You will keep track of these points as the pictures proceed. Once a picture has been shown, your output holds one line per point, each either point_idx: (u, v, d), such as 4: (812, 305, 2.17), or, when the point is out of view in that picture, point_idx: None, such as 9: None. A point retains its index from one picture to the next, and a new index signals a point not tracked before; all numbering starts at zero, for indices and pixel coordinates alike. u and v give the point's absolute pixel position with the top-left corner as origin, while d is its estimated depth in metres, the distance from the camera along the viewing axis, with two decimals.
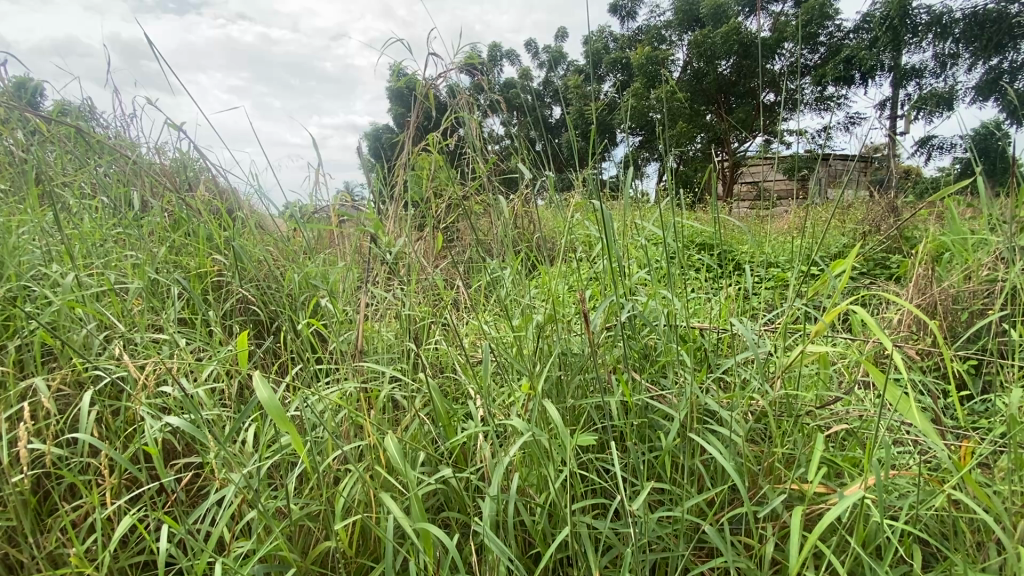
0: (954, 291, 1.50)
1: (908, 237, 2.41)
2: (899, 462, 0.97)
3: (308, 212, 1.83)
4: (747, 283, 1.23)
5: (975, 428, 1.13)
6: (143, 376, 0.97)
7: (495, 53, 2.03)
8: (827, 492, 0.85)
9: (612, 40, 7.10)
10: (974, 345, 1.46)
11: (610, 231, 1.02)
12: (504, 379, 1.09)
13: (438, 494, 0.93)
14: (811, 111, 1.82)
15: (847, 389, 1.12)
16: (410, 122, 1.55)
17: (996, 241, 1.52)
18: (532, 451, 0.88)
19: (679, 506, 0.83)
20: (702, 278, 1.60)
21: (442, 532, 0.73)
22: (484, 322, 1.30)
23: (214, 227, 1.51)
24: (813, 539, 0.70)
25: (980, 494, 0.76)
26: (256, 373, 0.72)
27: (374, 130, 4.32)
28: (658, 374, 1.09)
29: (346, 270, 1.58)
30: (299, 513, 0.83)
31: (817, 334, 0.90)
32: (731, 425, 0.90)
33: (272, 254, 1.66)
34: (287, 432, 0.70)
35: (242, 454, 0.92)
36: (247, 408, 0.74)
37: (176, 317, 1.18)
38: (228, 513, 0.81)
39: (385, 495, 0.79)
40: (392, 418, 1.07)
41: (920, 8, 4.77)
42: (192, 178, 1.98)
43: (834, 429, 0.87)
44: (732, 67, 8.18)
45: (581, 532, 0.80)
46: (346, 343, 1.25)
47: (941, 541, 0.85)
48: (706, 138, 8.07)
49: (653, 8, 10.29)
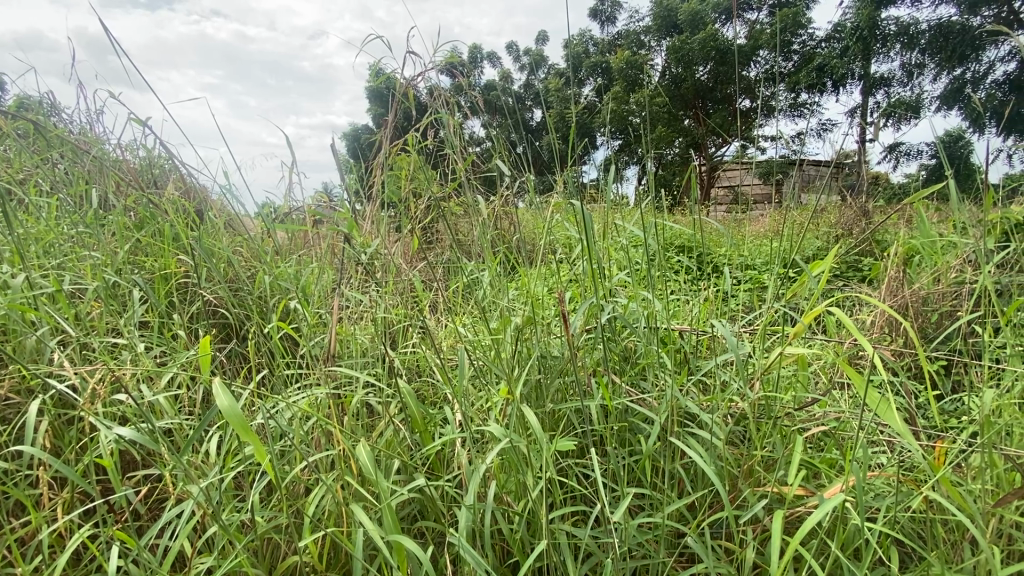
0: (924, 293, 1.53)
1: (880, 241, 2.46)
2: (874, 463, 0.98)
3: (282, 212, 1.78)
4: (726, 284, 1.23)
5: (946, 428, 1.15)
6: (96, 384, 0.91)
7: (476, 54, 2.00)
8: (807, 495, 0.85)
9: (591, 44, 7.23)
10: (945, 346, 1.49)
11: (589, 231, 1.01)
12: (481, 384, 1.06)
13: (414, 504, 0.90)
14: (786, 118, 1.84)
15: (826, 390, 1.12)
16: (387, 122, 1.51)
17: (965, 244, 1.56)
18: (511, 456, 0.85)
19: (661, 512, 0.82)
20: (683, 278, 1.60)
21: (416, 545, 0.70)
22: (462, 325, 1.27)
23: (179, 227, 1.45)
24: (794, 543, 0.69)
25: (955, 494, 0.77)
26: (215, 379, 0.67)
27: (354, 130, 4.31)
28: (639, 376, 1.07)
29: (320, 272, 1.53)
30: (266, 527, 0.79)
31: (796, 335, 0.90)
32: (711, 428, 0.89)
33: (242, 255, 1.61)
34: (249, 443, 0.66)
35: (203, 464, 0.87)
36: (210, 416, 0.70)
37: (137, 321, 1.13)
38: (186, 528, 0.76)
39: (356, 506, 0.75)
40: (366, 424, 1.04)
41: (887, 18, 4.95)
42: (160, 177, 1.91)
43: (813, 430, 0.87)
44: (709, 72, 8.32)
45: (561, 541, 0.78)
46: (319, 347, 1.21)
47: (918, 541, 0.86)
48: (686, 142, 8.16)
49: (632, 14, 10.32)
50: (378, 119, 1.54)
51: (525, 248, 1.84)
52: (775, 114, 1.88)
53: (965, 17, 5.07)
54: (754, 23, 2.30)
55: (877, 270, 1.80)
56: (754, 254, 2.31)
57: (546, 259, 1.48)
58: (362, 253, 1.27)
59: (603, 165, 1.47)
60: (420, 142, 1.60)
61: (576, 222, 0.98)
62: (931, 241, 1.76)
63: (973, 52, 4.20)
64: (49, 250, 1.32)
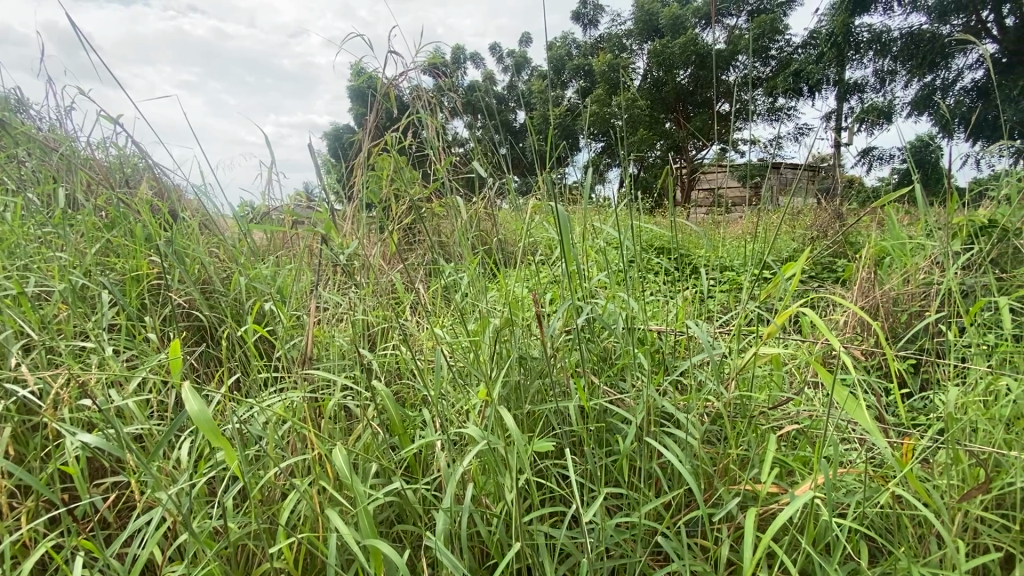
0: (894, 294, 1.58)
1: (853, 242, 2.53)
2: (845, 460, 1.00)
3: (260, 212, 1.75)
4: (703, 285, 1.25)
5: (914, 425, 1.18)
6: (62, 389, 0.88)
7: (458, 55, 2.00)
8: (780, 493, 0.87)
9: (574, 45, 7.27)
10: (914, 345, 1.53)
11: (568, 233, 1.01)
12: (461, 386, 1.06)
13: (391, 508, 0.89)
14: (764, 122, 1.87)
15: (800, 389, 1.15)
16: (368, 121, 1.50)
17: (933, 247, 1.60)
18: (489, 457, 0.85)
19: (638, 511, 0.83)
20: (662, 280, 1.61)
21: (392, 549, 0.69)
22: (442, 327, 1.26)
23: (152, 227, 1.41)
24: (766, 539, 0.71)
25: (921, 490, 0.79)
26: (185, 383, 0.66)
27: (335, 130, 4.27)
28: (617, 377, 1.08)
29: (298, 273, 1.50)
30: (239, 534, 0.78)
31: (770, 336, 0.93)
32: (686, 428, 0.90)
33: (218, 256, 1.57)
34: (220, 447, 0.64)
35: (173, 470, 0.85)
36: (180, 420, 0.68)
37: (106, 324, 1.10)
38: (156, 536, 0.74)
39: (332, 511, 0.75)
40: (343, 428, 1.03)
41: (861, 25, 5.09)
42: (133, 176, 1.86)
43: (786, 428, 0.89)
44: (690, 76, 8.43)
45: (539, 542, 0.79)
46: (295, 350, 1.20)
47: (886, 535, 0.88)
48: (667, 144, 8.25)
49: (615, 17, 10.41)
50: (359, 118, 1.53)
51: (507, 250, 1.84)
52: (753, 118, 1.92)
53: (935, 25, 5.25)
54: (733, 29, 2.34)
55: (850, 271, 1.84)
56: (732, 256, 2.35)
57: (526, 260, 1.48)
58: (341, 254, 1.26)
59: (584, 167, 1.47)
60: (401, 142, 1.59)
61: (555, 224, 0.98)
62: (900, 243, 1.81)
63: (942, 59, 4.33)
64: (14, 251, 1.28)
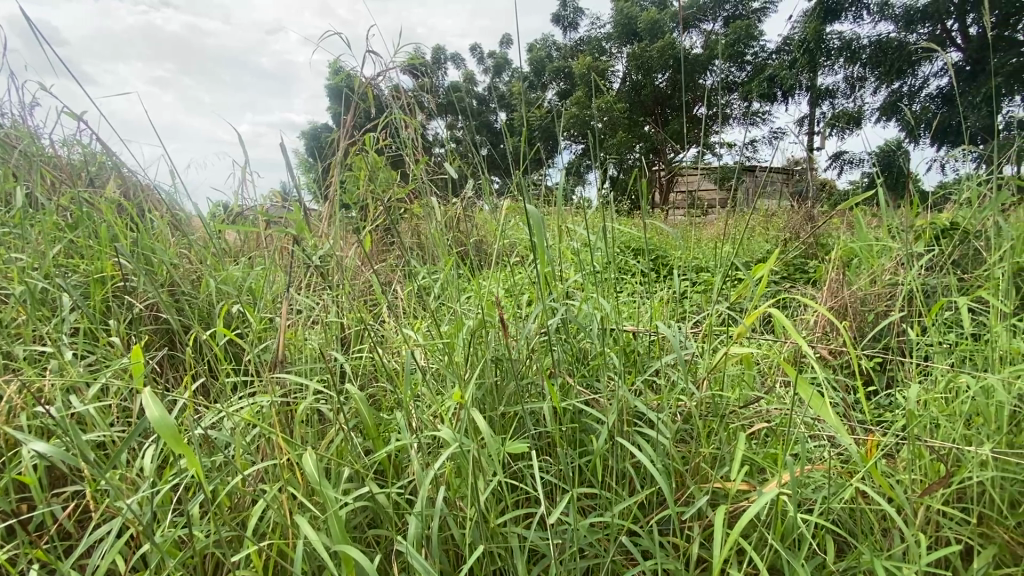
0: (861, 294, 1.62)
1: (823, 244, 2.59)
2: (813, 456, 1.02)
3: (233, 212, 1.71)
4: (676, 286, 1.26)
5: (878, 422, 1.22)
6: (16, 396, 0.85)
7: (439, 56, 2.00)
8: (749, 490, 0.89)
9: (554, 48, 7.32)
10: (879, 343, 1.58)
11: (544, 235, 1.01)
12: (435, 388, 1.05)
13: (365, 512, 0.89)
14: (739, 125, 1.91)
15: (770, 388, 1.17)
16: (345, 121, 1.48)
17: (898, 249, 1.65)
18: (463, 459, 0.85)
19: (610, 511, 0.83)
20: (637, 280, 1.63)
21: (362, 554, 0.69)
22: (416, 329, 1.25)
23: (117, 228, 1.37)
24: (733, 536, 0.72)
25: (883, 485, 0.82)
26: (145, 388, 0.64)
27: (313, 130, 4.22)
28: (592, 377, 1.09)
29: (270, 275, 1.47)
30: (206, 542, 0.76)
31: (740, 336, 0.94)
32: (658, 428, 0.92)
33: (188, 257, 1.53)
34: (182, 455, 0.62)
35: (135, 478, 0.83)
36: (141, 427, 0.66)
37: (66, 328, 1.06)
38: (117, 546, 0.72)
39: (301, 517, 0.73)
40: (315, 432, 1.01)
41: (832, 32, 5.24)
42: (99, 175, 1.80)
43: (755, 427, 0.91)
44: (668, 80, 8.54)
45: (512, 544, 0.79)
46: (266, 353, 1.17)
47: (851, 530, 0.91)
48: (646, 147, 8.34)
49: (593, 21, 10.51)
50: (336, 117, 1.51)
51: (484, 251, 1.84)
52: (728, 122, 1.96)
53: (901, 34, 5.44)
54: (711, 34, 2.38)
55: (821, 272, 1.89)
56: (707, 257, 2.38)
57: (503, 262, 1.48)
58: (314, 255, 1.24)
59: (560, 169, 1.48)
60: (378, 142, 1.57)
61: (530, 226, 0.98)
62: (868, 245, 1.86)
63: (908, 67, 4.48)
64: None
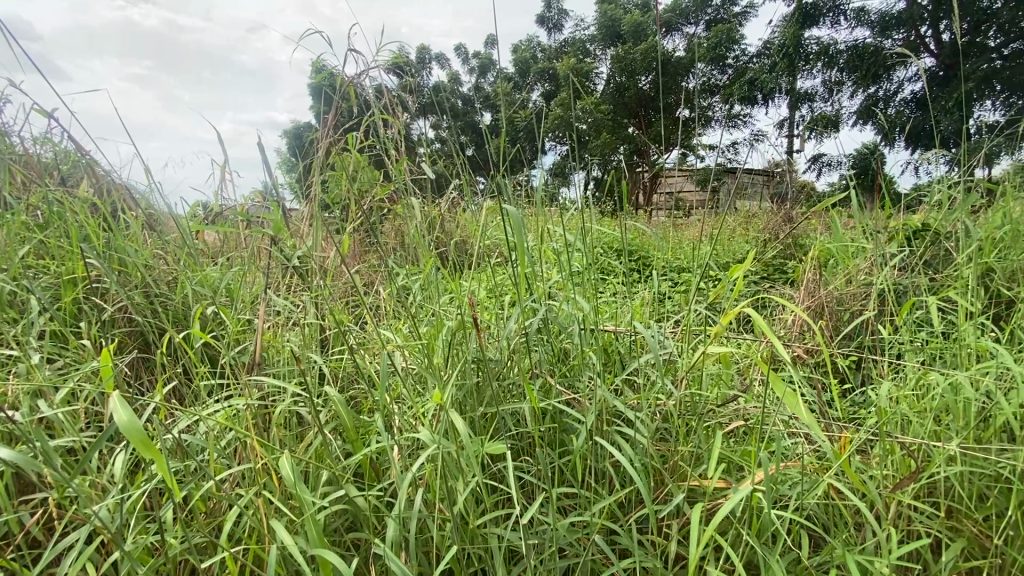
0: (837, 293, 1.65)
1: (801, 244, 2.64)
2: (789, 453, 1.04)
3: (211, 212, 1.68)
4: (656, 286, 1.27)
5: (852, 419, 1.24)
6: None
7: (423, 55, 1.99)
8: (726, 487, 0.90)
9: (539, 49, 7.34)
10: (853, 342, 1.61)
11: (525, 236, 1.02)
12: (415, 390, 1.05)
13: (344, 516, 0.88)
14: (720, 127, 1.93)
15: (747, 387, 1.19)
16: (328, 120, 1.46)
17: (872, 249, 1.69)
18: (442, 461, 0.85)
19: (590, 510, 0.84)
20: (619, 281, 1.64)
21: (340, 558, 0.68)
22: (397, 330, 1.25)
23: (89, 228, 1.34)
24: (709, 533, 0.73)
25: (855, 481, 0.83)
26: (114, 393, 0.62)
27: (295, 129, 4.17)
28: (573, 378, 1.09)
29: (249, 276, 1.45)
30: (179, 548, 0.75)
31: (718, 336, 0.95)
32: (637, 427, 0.92)
33: (164, 258, 1.50)
34: (152, 460, 0.61)
35: (106, 484, 0.81)
36: (110, 432, 0.65)
37: (34, 330, 1.03)
38: (86, 554, 0.70)
39: (277, 521, 0.72)
40: (293, 435, 1.00)
41: (810, 38, 5.35)
42: (71, 174, 1.76)
43: (732, 425, 0.92)
44: (651, 83, 8.63)
45: (491, 545, 0.79)
46: (244, 356, 1.16)
47: (826, 525, 0.93)
48: (630, 149, 8.41)
49: (578, 23, 10.55)
50: (318, 116, 1.49)
51: (467, 252, 1.83)
52: (710, 125, 1.98)
53: (877, 40, 5.58)
54: (693, 37, 2.41)
55: (798, 273, 1.92)
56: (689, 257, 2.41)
57: (484, 262, 1.48)
58: (293, 256, 1.22)
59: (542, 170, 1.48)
60: (360, 142, 1.56)
61: (511, 226, 0.98)
62: (844, 246, 1.90)
63: (884, 72, 4.60)
64: None
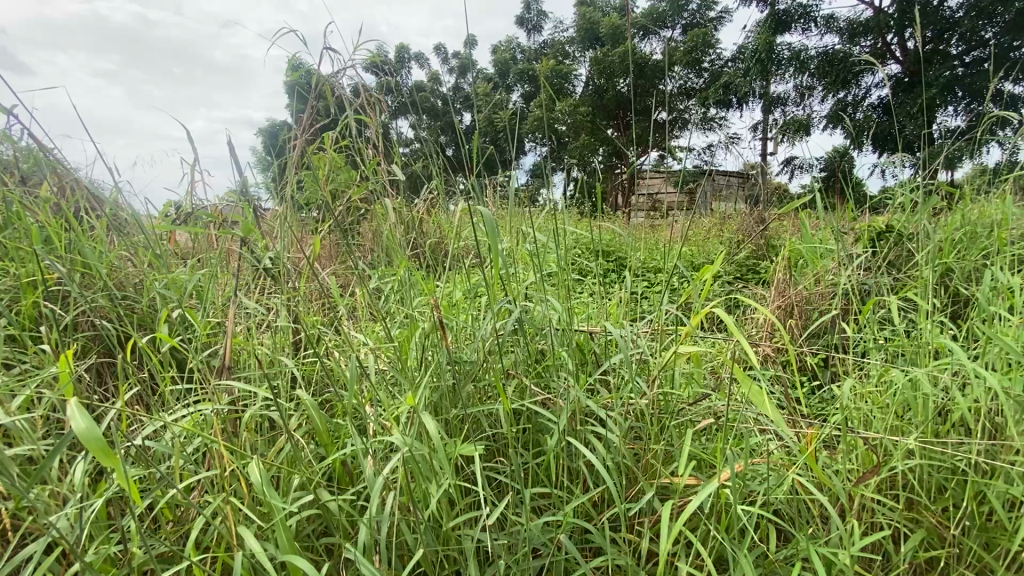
0: (805, 293, 1.70)
1: (773, 245, 2.70)
2: (758, 449, 1.06)
3: (181, 212, 1.64)
4: (630, 287, 1.29)
5: (819, 415, 1.28)
6: None
7: (401, 55, 1.97)
8: (696, 484, 0.91)
9: (518, 51, 7.35)
10: (821, 341, 1.66)
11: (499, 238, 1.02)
12: (390, 393, 1.04)
13: (317, 520, 0.87)
14: (695, 130, 1.97)
15: (718, 385, 1.21)
16: (303, 119, 1.44)
17: (838, 250, 1.74)
18: (415, 464, 0.85)
19: (563, 510, 0.85)
20: (595, 281, 1.66)
21: (309, 562, 0.68)
22: (371, 332, 1.24)
23: (50, 229, 1.29)
24: (678, 529, 0.75)
25: (818, 475, 0.86)
26: (72, 400, 0.60)
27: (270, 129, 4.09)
28: (547, 378, 1.10)
29: (219, 278, 1.42)
30: (144, 557, 0.73)
31: (688, 336, 0.97)
32: (610, 427, 0.93)
33: (130, 260, 1.46)
34: (113, 469, 0.59)
35: (66, 494, 0.79)
36: (69, 440, 0.63)
37: None
38: (45, 565, 0.68)
39: (246, 527, 0.71)
40: (264, 439, 0.98)
41: (782, 43, 5.48)
42: (32, 173, 1.69)
43: (701, 423, 0.94)
44: (629, 86, 8.73)
45: (464, 546, 0.79)
46: (213, 360, 1.13)
47: (793, 519, 0.95)
48: (608, 150, 8.48)
49: (557, 24, 10.58)
50: (293, 114, 1.46)
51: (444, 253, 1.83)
52: (685, 128, 2.01)
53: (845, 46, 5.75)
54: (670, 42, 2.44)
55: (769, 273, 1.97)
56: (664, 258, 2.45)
57: (460, 263, 1.48)
58: (265, 258, 1.20)
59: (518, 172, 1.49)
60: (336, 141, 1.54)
61: (484, 228, 0.98)
62: (812, 247, 1.95)
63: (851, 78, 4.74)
64: None
